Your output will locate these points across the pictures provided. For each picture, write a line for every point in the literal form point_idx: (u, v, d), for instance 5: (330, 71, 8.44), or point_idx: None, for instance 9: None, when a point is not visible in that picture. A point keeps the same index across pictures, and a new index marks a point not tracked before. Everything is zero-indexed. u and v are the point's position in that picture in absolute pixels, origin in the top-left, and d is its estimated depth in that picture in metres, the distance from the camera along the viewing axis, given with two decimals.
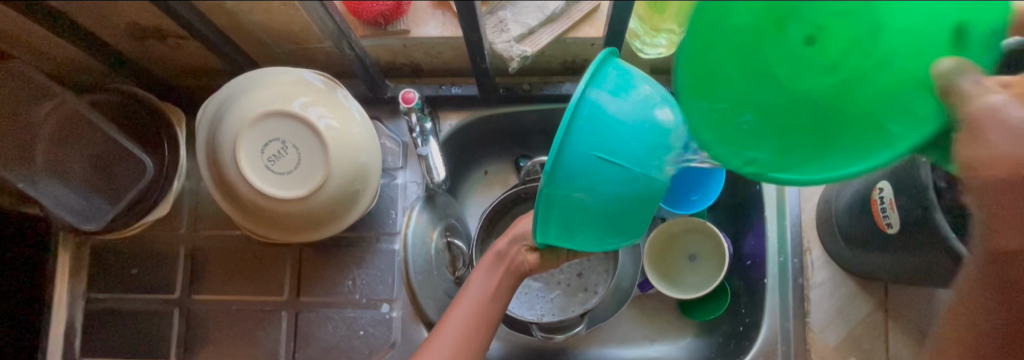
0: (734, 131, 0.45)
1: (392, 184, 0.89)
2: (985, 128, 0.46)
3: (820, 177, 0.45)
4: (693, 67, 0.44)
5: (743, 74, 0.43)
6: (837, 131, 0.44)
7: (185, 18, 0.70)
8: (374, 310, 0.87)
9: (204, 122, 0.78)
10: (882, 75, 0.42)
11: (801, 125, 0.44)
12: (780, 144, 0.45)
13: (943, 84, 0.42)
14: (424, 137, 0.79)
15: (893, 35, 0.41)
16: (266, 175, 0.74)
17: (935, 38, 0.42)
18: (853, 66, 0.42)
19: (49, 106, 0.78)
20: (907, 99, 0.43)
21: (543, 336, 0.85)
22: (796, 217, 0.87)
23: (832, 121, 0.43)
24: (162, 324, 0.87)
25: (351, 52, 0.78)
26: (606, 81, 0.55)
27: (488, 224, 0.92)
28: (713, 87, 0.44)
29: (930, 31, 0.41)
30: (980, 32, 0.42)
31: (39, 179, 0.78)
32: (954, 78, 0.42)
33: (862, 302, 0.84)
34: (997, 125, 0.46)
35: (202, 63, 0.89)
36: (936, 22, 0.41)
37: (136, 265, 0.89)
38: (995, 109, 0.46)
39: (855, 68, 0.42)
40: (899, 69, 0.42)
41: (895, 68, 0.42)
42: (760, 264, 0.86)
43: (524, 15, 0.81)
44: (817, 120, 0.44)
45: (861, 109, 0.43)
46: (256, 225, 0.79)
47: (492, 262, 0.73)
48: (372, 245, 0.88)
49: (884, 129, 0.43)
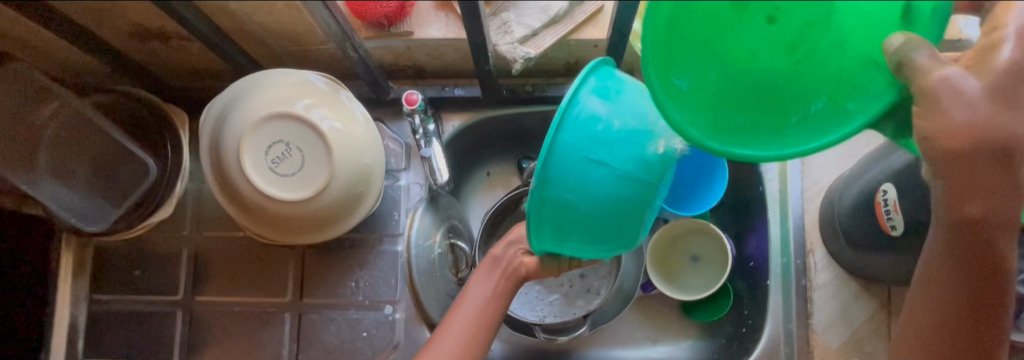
0: (713, 110, 0.49)
1: (394, 186, 0.89)
2: (943, 101, 0.50)
3: (797, 149, 0.49)
4: (669, 49, 0.48)
5: (719, 53, 0.48)
6: (807, 107, 0.49)
7: (188, 19, 0.70)
8: (377, 312, 0.87)
9: (207, 124, 0.78)
10: (845, 48, 0.48)
11: (775, 100, 0.49)
12: (754, 120, 0.50)
13: (899, 59, 0.48)
14: (427, 138, 0.79)
15: (854, 12, 0.47)
16: (270, 177, 0.74)
17: (882, 18, 0.48)
18: (824, 41, 0.47)
19: (54, 107, 0.78)
20: (864, 74, 0.49)
21: (546, 338, 0.86)
22: (800, 219, 0.87)
23: (799, 94, 0.49)
24: (165, 325, 0.87)
25: (354, 53, 0.78)
26: (596, 87, 0.57)
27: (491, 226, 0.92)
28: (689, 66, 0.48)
29: (881, 10, 0.48)
30: (927, 9, 0.49)
31: (41, 180, 0.77)
32: (907, 53, 0.48)
33: (865, 303, 0.84)
34: (953, 101, 0.51)
35: (205, 65, 0.88)
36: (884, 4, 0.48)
37: (139, 267, 0.89)
38: (949, 82, 0.50)
39: (807, 48, 0.48)
40: (857, 46, 0.48)
41: (855, 44, 0.48)
42: (763, 266, 0.86)
43: (527, 16, 0.82)
44: (789, 93, 0.48)
45: (829, 81, 0.48)
46: (259, 227, 0.79)
47: (490, 267, 0.75)
48: (376, 247, 0.88)
49: (849, 102, 0.49)
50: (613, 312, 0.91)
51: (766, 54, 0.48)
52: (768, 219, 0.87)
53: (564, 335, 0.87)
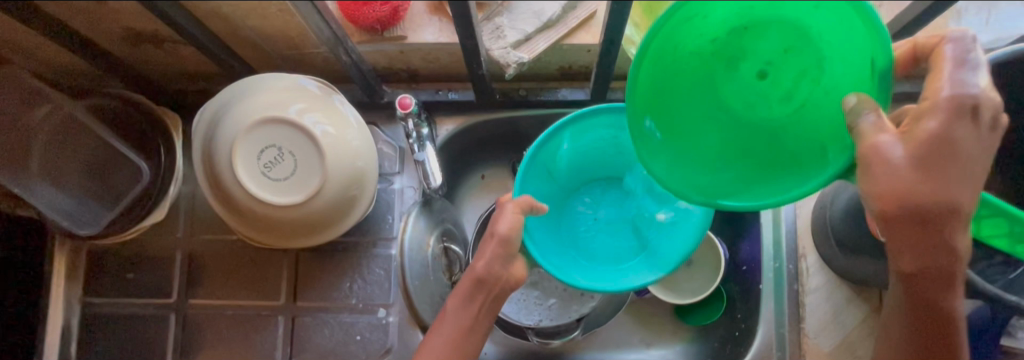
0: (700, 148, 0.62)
1: (388, 189, 0.89)
2: (869, 165, 0.52)
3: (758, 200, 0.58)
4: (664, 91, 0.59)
5: (704, 102, 0.61)
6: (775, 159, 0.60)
7: (180, 23, 0.70)
8: (371, 315, 0.87)
9: (200, 128, 0.78)
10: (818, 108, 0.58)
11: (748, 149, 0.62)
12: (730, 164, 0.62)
13: (852, 117, 0.54)
14: (421, 142, 0.80)
15: (833, 75, 0.57)
16: (262, 181, 0.74)
17: (848, 86, 0.57)
18: (802, 96, 0.59)
19: (47, 109, 0.78)
20: (833, 133, 0.58)
21: (539, 342, 0.87)
22: (791, 223, 0.87)
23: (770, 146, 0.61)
24: (158, 328, 0.87)
25: (347, 58, 0.78)
26: None
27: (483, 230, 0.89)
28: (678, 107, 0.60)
29: (851, 80, 0.56)
30: (885, 69, 0.52)
31: (34, 184, 0.78)
32: (857, 114, 0.53)
33: (857, 307, 0.84)
34: (880, 164, 0.52)
35: (198, 68, 0.89)
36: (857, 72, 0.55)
37: (133, 270, 0.89)
38: (881, 148, 0.52)
39: (800, 97, 0.59)
40: (829, 107, 0.58)
41: (827, 105, 0.58)
42: (756, 270, 0.87)
43: (520, 21, 0.81)
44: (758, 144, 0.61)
45: (795, 138, 0.60)
46: (252, 231, 0.79)
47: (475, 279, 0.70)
48: (369, 250, 0.88)
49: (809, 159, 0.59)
50: (607, 317, 0.90)
51: (743, 108, 0.61)
52: (761, 223, 0.87)
53: (559, 338, 0.87)
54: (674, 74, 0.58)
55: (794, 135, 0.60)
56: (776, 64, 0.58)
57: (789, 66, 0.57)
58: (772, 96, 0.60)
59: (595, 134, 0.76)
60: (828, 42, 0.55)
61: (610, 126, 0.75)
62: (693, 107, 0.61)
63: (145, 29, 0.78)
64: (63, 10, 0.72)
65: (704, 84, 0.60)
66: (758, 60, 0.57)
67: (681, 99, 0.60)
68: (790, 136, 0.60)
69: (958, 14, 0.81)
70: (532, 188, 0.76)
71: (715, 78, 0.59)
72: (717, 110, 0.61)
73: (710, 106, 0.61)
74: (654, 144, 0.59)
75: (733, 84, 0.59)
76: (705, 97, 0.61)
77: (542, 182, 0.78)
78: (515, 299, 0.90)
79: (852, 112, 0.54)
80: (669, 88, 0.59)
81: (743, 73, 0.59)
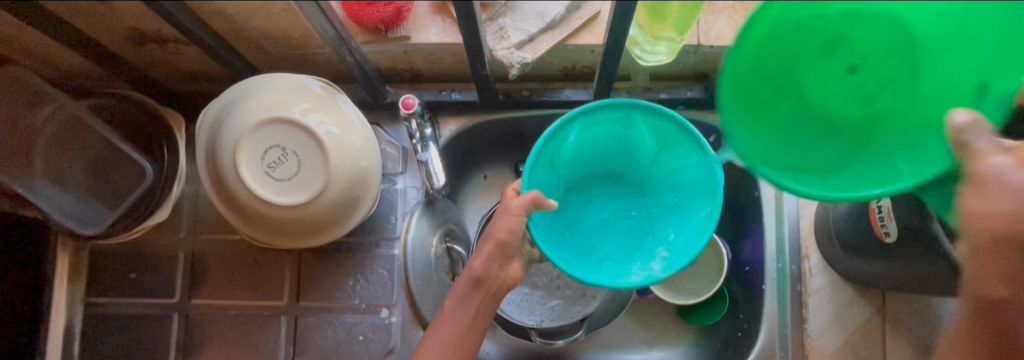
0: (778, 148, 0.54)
1: (391, 190, 0.89)
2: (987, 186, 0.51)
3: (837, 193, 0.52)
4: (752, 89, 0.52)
5: (789, 95, 0.54)
6: (871, 148, 0.56)
7: (184, 23, 0.69)
8: (373, 315, 0.87)
9: (203, 128, 0.78)
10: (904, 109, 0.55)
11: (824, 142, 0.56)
12: (814, 155, 0.56)
13: (955, 135, 0.51)
14: (424, 142, 0.79)
15: (927, 78, 0.54)
16: (266, 181, 0.74)
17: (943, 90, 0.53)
18: (886, 98, 0.55)
19: (49, 110, 0.78)
20: (920, 141, 0.55)
21: (543, 342, 0.86)
22: (795, 223, 0.88)
23: (860, 140, 0.56)
24: (161, 328, 0.87)
25: (351, 58, 0.78)
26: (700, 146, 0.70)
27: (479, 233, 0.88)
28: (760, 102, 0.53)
29: (947, 82, 0.53)
30: (999, 91, 0.51)
31: (37, 183, 0.77)
32: (964, 135, 0.50)
33: (862, 308, 0.85)
34: (998, 183, 0.51)
35: (202, 68, 0.89)
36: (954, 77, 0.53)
37: (135, 269, 0.89)
38: (1000, 173, 0.51)
39: (883, 99, 0.56)
40: (926, 109, 0.55)
41: (921, 106, 0.55)
42: (759, 270, 0.87)
43: (524, 21, 0.81)
44: (846, 141, 0.57)
45: (893, 133, 0.56)
46: (255, 231, 0.79)
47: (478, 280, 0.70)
48: (372, 250, 0.88)
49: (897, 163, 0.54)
50: (608, 317, 0.88)
51: (835, 109, 0.56)
52: (764, 223, 0.87)
53: (560, 338, 0.87)
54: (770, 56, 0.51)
55: (894, 131, 0.56)
56: (871, 58, 0.53)
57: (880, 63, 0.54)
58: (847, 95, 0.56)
59: (604, 127, 0.75)
60: (932, 41, 0.52)
61: (616, 122, 0.74)
62: (775, 97, 0.54)
63: (149, 29, 0.77)
64: (67, 10, 0.73)
65: (791, 80, 0.54)
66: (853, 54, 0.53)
67: (771, 97, 0.53)
68: (887, 140, 0.56)
69: None
70: (538, 178, 0.73)
71: (803, 73, 0.54)
72: (812, 109, 0.56)
73: (798, 100, 0.55)
74: (743, 134, 0.51)
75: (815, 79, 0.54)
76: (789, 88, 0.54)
77: (546, 173, 0.75)
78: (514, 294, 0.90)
79: (959, 132, 0.50)
80: (768, 79, 0.52)
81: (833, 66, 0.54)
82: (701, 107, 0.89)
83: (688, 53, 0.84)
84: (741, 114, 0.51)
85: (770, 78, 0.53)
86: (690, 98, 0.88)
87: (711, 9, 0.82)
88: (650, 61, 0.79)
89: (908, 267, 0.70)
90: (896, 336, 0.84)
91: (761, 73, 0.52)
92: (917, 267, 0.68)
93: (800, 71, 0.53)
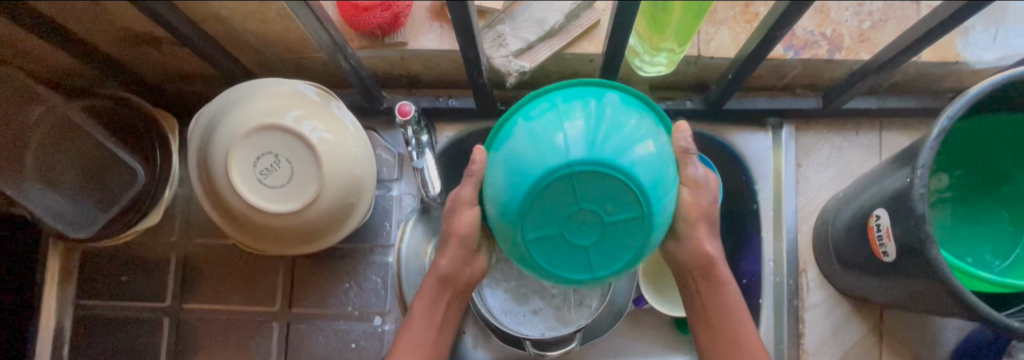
0: (995, 218, 0.77)
1: (386, 196, 0.88)
2: None
3: None
4: (942, 216, 0.79)
5: (967, 190, 0.79)
6: (1014, 201, 0.76)
7: (173, 24, 0.68)
8: (367, 323, 0.86)
9: (196, 132, 0.77)
10: (986, 172, 0.77)
11: (1001, 192, 0.77)
12: (1001, 206, 0.77)
13: (997, 170, 0.76)
14: (420, 150, 0.77)
15: (979, 158, 0.77)
16: (259, 189, 0.73)
17: (985, 158, 0.77)
18: (985, 165, 0.77)
19: (40, 110, 0.77)
20: (1005, 188, 0.76)
21: (536, 353, 0.83)
22: (793, 237, 0.86)
23: (978, 208, 0.78)
24: (151, 333, 0.87)
25: (347, 63, 0.78)
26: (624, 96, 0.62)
27: (435, 222, 0.86)
28: (964, 212, 0.79)
29: (978, 158, 0.77)
30: (988, 164, 0.77)
31: (27, 185, 0.76)
32: (1001, 170, 0.76)
33: (857, 325, 0.86)
34: None
35: (197, 71, 0.87)
36: (978, 155, 0.77)
37: (126, 272, 0.89)
38: None
39: (976, 171, 0.78)
40: (980, 175, 0.78)
41: (982, 171, 0.78)
42: (756, 284, 0.86)
43: (523, 29, 0.80)
44: (997, 189, 0.77)
45: (1000, 185, 0.77)
46: (246, 238, 0.78)
47: None
48: (366, 258, 0.87)
49: (1002, 192, 0.77)
50: (605, 326, 0.87)
51: (950, 205, 0.79)
52: (761, 237, 0.86)
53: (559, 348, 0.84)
54: (971, 140, 0.76)
55: (975, 200, 0.78)
56: (959, 157, 0.78)
57: (968, 203, 0.79)
58: (972, 229, 0.78)
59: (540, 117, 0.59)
60: (961, 139, 0.76)
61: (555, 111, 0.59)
62: (952, 210, 0.79)
63: (143, 29, 0.76)
64: (58, 12, 0.72)
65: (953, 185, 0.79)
66: (982, 189, 0.78)
67: (957, 196, 0.79)
68: (976, 214, 0.78)
69: (965, 32, 0.80)
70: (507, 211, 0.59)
71: (943, 181, 0.79)
72: (947, 216, 0.79)
73: (964, 197, 0.79)
74: (974, 248, 0.77)
75: (995, 212, 0.77)
76: (974, 219, 0.78)
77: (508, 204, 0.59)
78: (506, 287, 0.88)
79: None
80: (935, 215, 0.80)
81: (938, 205, 0.80)
82: (700, 117, 0.87)
83: (689, 63, 0.83)
84: (957, 228, 0.79)
85: (941, 201, 0.80)
86: (691, 108, 0.86)
87: (714, 20, 0.81)
88: (650, 72, 0.79)
89: (905, 287, 0.69)
90: (891, 351, 0.85)
91: (936, 211, 0.80)
92: (913, 288, 0.67)
93: (943, 176, 0.79)
